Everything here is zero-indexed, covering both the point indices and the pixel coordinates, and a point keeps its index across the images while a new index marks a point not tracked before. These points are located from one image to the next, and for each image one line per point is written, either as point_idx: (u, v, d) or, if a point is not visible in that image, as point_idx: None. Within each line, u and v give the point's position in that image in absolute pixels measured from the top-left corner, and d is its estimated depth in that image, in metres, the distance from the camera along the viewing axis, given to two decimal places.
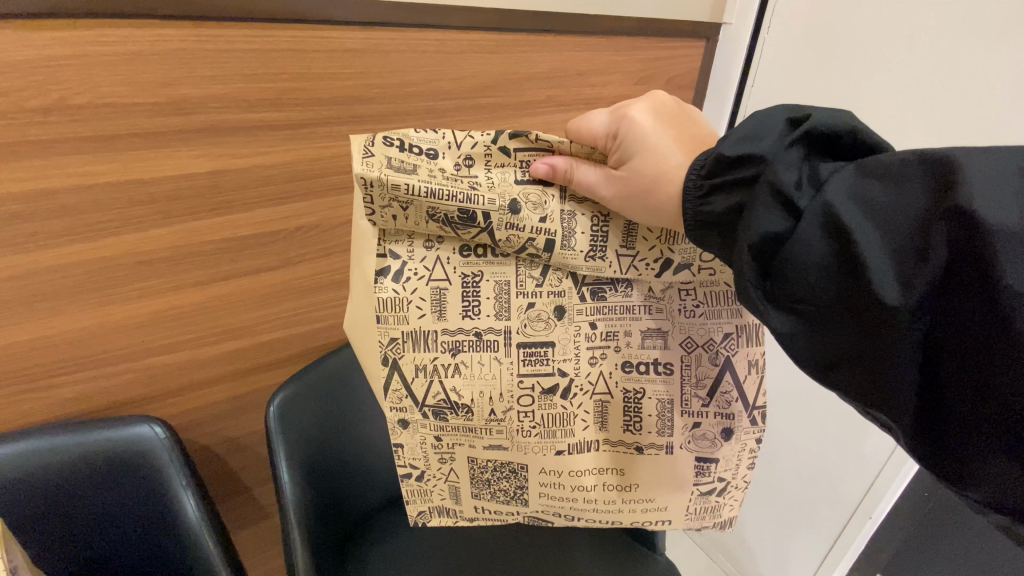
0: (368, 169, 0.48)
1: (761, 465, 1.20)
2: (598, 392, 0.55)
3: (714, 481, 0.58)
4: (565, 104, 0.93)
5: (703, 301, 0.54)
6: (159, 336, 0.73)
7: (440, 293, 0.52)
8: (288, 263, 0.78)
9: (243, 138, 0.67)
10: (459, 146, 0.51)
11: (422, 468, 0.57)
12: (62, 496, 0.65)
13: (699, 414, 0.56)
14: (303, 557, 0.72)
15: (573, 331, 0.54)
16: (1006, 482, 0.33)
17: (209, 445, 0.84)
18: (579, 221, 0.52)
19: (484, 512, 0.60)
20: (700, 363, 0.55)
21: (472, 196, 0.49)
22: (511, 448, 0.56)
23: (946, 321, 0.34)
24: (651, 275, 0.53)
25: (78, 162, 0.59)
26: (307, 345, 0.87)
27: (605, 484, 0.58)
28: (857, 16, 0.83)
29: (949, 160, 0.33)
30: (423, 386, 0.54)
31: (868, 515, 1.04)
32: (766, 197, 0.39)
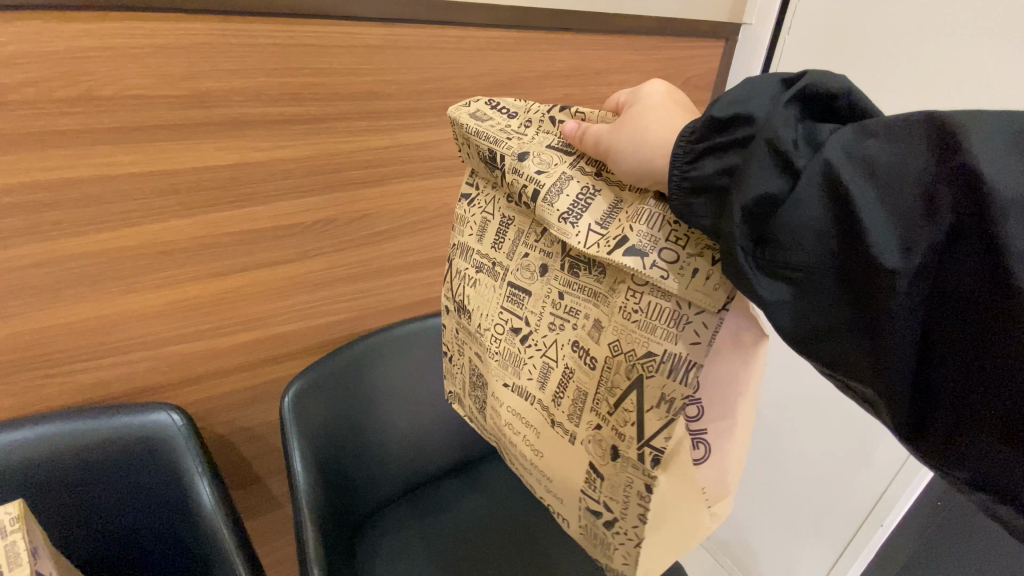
0: (457, 109, 0.56)
1: (771, 469, 1.19)
2: (549, 358, 0.50)
3: (602, 507, 0.48)
4: (582, 102, 0.92)
5: (642, 307, 0.41)
6: (176, 325, 0.74)
7: (484, 223, 0.56)
8: (305, 256, 0.79)
9: (265, 131, 0.68)
10: (529, 113, 0.53)
11: (449, 351, 0.65)
12: (80, 479, 0.66)
13: (602, 418, 0.46)
14: (314, 540, 0.72)
15: (547, 290, 0.50)
16: (994, 454, 0.31)
17: (223, 433, 0.85)
18: (571, 183, 0.47)
19: (473, 416, 0.63)
20: (618, 371, 0.43)
21: (503, 143, 0.51)
22: (484, 364, 0.57)
23: (938, 293, 0.31)
24: (602, 254, 0.43)
25: (104, 153, 0.60)
26: (321, 337, 0.88)
27: (523, 438, 0.53)
28: (877, 17, 0.81)
29: (953, 121, 0.30)
30: (455, 287, 0.59)
31: (881, 523, 1.03)
32: (762, 155, 0.35)
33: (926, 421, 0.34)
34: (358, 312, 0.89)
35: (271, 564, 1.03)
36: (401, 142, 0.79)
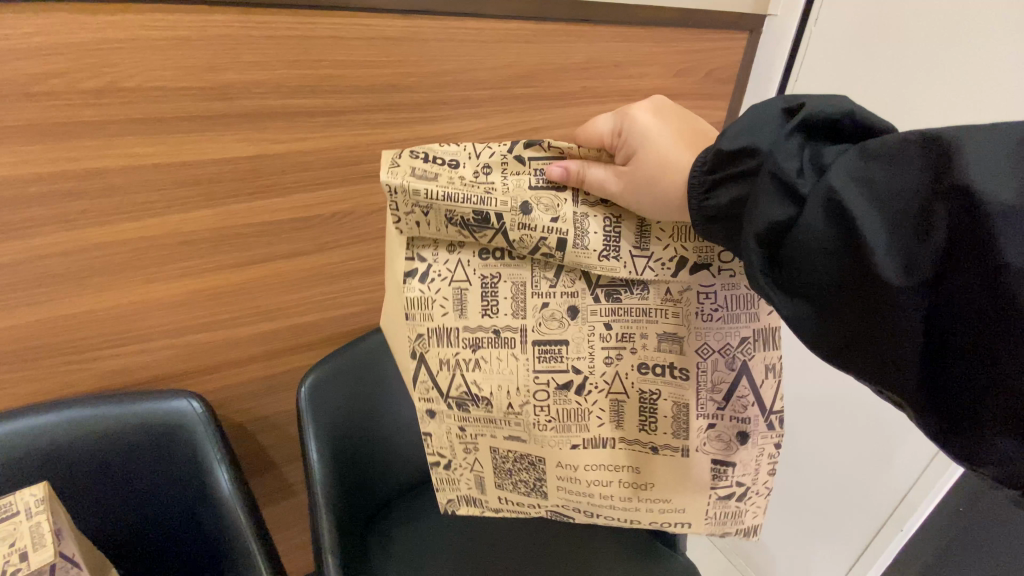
0: (393, 177, 0.52)
1: (788, 471, 1.17)
2: (613, 391, 0.56)
3: (732, 486, 0.59)
4: (601, 95, 0.91)
5: (721, 306, 0.54)
6: (197, 315, 0.75)
7: (462, 292, 0.55)
8: (322, 249, 0.80)
9: (285, 123, 0.68)
10: (478, 156, 0.53)
11: (449, 456, 0.60)
12: (104, 463, 0.68)
13: (715, 416, 0.57)
14: (329, 529, 0.74)
15: (587, 330, 0.55)
16: (1015, 457, 0.33)
17: (242, 422, 0.86)
18: (592, 222, 0.52)
19: (509, 504, 0.62)
20: (717, 369, 0.55)
21: (486, 200, 0.51)
22: (529, 441, 0.58)
23: (949, 310, 0.34)
24: (667, 276, 0.53)
25: (128, 144, 0.61)
26: (338, 329, 0.89)
27: (620, 482, 0.59)
28: (904, 16, 0.80)
29: (947, 140, 0.33)
30: (447, 379, 0.56)
31: (901, 526, 1.01)
32: (769, 187, 0.39)
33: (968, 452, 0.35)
34: (374, 305, 0.90)
35: (286, 551, 1.05)
36: (419, 135, 0.78)
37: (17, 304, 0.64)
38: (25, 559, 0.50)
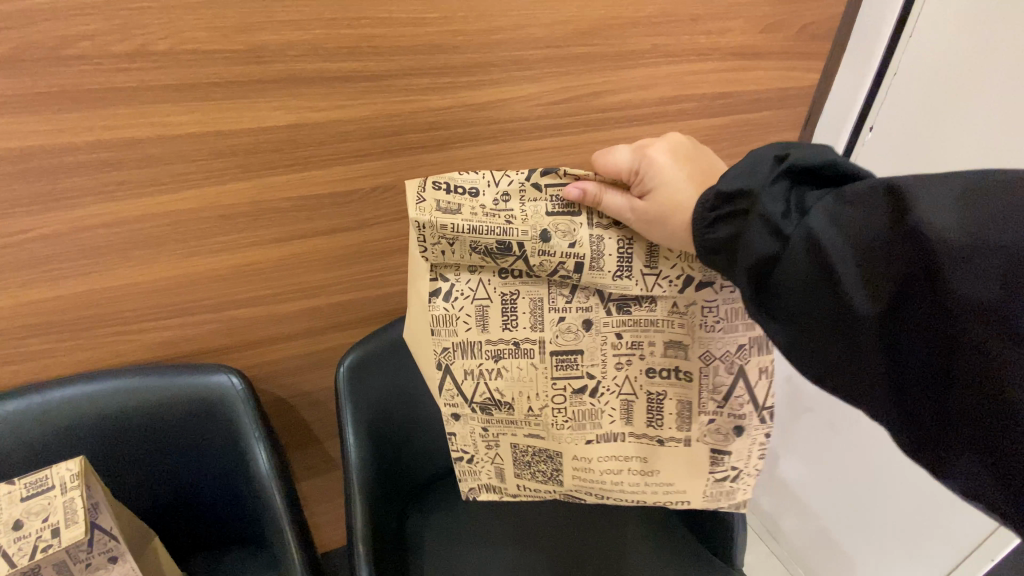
0: (421, 214, 0.49)
1: (862, 485, 1.04)
2: (624, 393, 0.56)
3: (728, 469, 0.57)
4: (675, 55, 0.78)
5: (724, 317, 0.52)
6: (239, 290, 0.73)
7: (484, 310, 0.54)
8: (364, 225, 0.74)
9: (323, 89, 0.62)
10: (496, 184, 0.50)
11: (472, 453, 0.60)
12: (145, 433, 0.69)
13: (714, 414, 0.55)
14: (360, 513, 0.71)
15: (600, 340, 0.54)
16: (978, 479, 0.37)
17: (283, 396, 0.86)
18: (607, 244, 0.50)
19: (525, 491, 0.61)
20: (717, 372, 0.54)
21: (508, 230, 0.49)
22: (547, 437, 0.58)
23: (916, 341, 0.38)
24: (674, 292, 0.52)
25: (163, 111, 0.58)
26: (380, 310, 0.84)
27: (629, 470, 0.58)
28: (948, 61, 0.78)
29: (904, 191, 0.37)
30: (470, 386, 0.56)
31: (991, 557, 0.88)
32: (758, 226, 0.41)
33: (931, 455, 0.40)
34: None
35: (327, 520, 1.06)
36: (468, 102, 0.70)
37: (67, 274, 0.64)
38: (57, 535, 0.52)
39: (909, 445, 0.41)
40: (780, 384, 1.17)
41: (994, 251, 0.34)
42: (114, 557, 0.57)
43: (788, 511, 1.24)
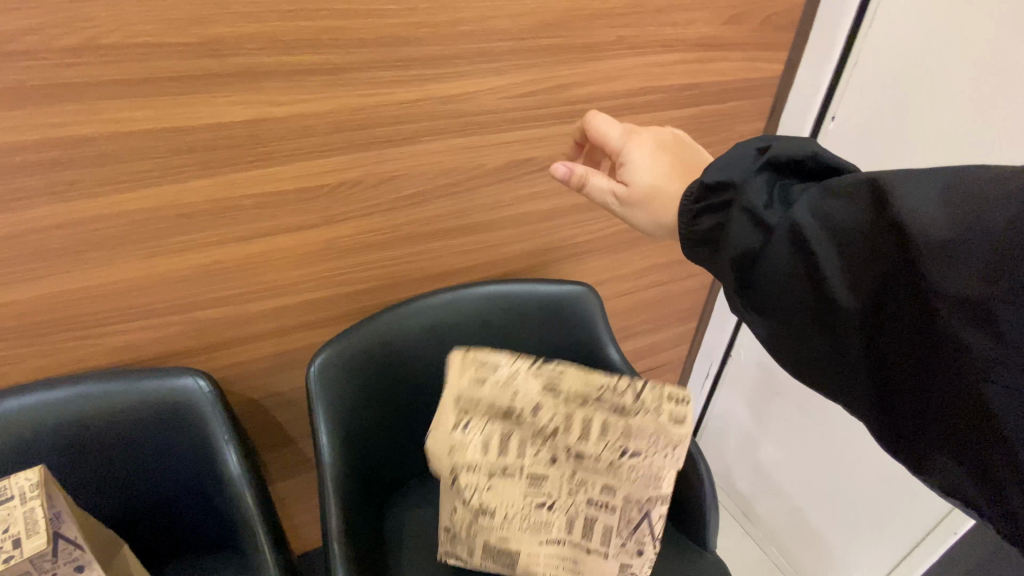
0: (460, 394, 0.68)
1: (832, 465, 1.07)
2: (575, 480, 0.69)
3: (632, 569, 0.71)
4: (641, 47, 0.78)
5: (640, 470, 0.68)
6: (203, 291, 0.72)
7: (506, 421, 0.68)
8: (331, 221, 0.73)
9: (283, 82, 0.61)
10: (523, 372, 0.69)
11: (471, 488, 0.66)
12: (108, 441, 0.67)
13: (629, 537, 0.70)
14: (335, 512, 0.70)
15: (561, 455, 0.68)
16: (949, 460, 0.42)
17: (255, 397, 0.84)
18: (569, 388, 0.69)
19: (490, 554, 0.70)
20: (638, 493, 0.69)
21: (521, 381, 0.68)
22: (509, 537, 0.68)
23: (891, 330, 0.43)
24: (612, 458, 0.68)
25: (114, 108, 0.56)
26: (351, 307, 0.83)
27: (570, 528, 0.70)
28: (945, 99, 0.76)
29: (882, 183, 0.42)
30: (466, 492, 0.66)
31: (955, 529, 0.92)
32: (741, 217, 0.49)
33: (905, 437, 0.44)
34: (388, 281, 0.82)
35: (305, 521, 1.05)
36: (434, 95, 0.69)
37: (18, 278, 0.62)
38: (18, 546, 0.50)
39: (885, 429, 0.46)
40: (752, 369, 1.21)
41: (965, 247, 0.38)
42: (81, 566, 0.56)
43: (760, 493, 1.27)
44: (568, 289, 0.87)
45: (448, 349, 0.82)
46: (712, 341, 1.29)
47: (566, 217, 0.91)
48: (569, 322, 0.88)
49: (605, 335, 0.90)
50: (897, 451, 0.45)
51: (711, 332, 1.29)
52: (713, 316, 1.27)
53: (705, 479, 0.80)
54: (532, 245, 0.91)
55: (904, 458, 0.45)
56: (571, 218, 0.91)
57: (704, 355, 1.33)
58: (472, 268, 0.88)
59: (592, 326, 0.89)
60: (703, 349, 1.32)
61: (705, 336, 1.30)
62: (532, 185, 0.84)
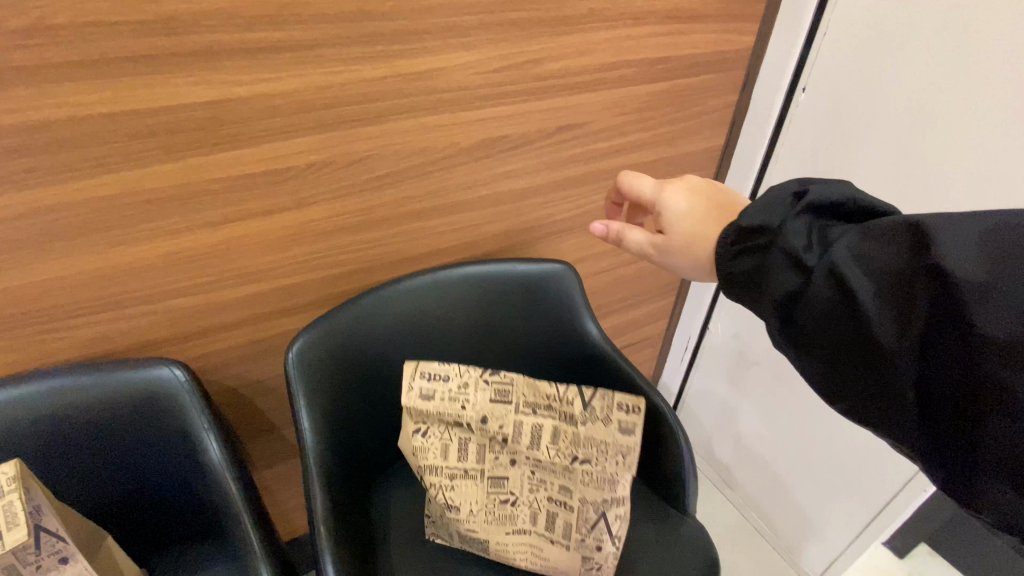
0: (410, 401, 0.69)
1: (808, 431, 1.10)
2: (535, 475, 0.72)
3: (593, 565, 0.71)
4: (612, 20, 0.77)
5: (594, 468, 0.71)
6: (175, 279, 0.70)
7: (458, 422, 0.71)
8: (303, 204, 0.71)
9: (245, 61, 0.59)
10: (466, 376, 0.71)
11: (437, 483, 0.71)
12: (84, 436, 0.66)
13: (586, 536, 0.70)
14: (320, 500, 0.69)
15: (518, 455, 0.72)
16: (1010, 502, 0.40)
17: (235, 385, 0.83)
18: (520, 395, 0.72)
19: (465, 544, 0.74)
20: (592, 490, 0.70)
21: (465, 390, 0.70)
22: (481, 531, 0.71)
23: (938, 368, 0.42)
24: (563, 458, 0.71)
25: (68, 91, 0.54)
26: (329, 291, 0.82)
27: (534, 524, 0.72)
28: (940, 106, 0.75)
29: (924, 227, 0.43)
30: (432, 481, 0.71)
31: (925, 488, 0.94)
32: (780, 259, 0.50)
33: (959, 479, 0.43)
34: (365, 264, 0.82)
35: (293, 506, 1.06)
36: (402, 71, 0.68)
37: None
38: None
39: (940, 469, 0.45)
40: (728, 343, 1.24)
41: (1005, 289, 0.39)
42: (65, 558, 0.56)
43: (740, 462, 1.31)
44: (546, 268, 0.87)
45: (426, 331, 0.82)
46: (690, 316, 1.31)
47: (543, 194, 0.90)
48: (547, 300, 0.88)
49: (583, 312, 0.90)
50: (953, 492, 0.44)
51: (688, 307, 1.31)
52: (691, 291, 1.29)
53: (683, 448, 0.82)
54: (509, 224, 0.91)
55: (957, 499, 0.44)
56: (548, 196, 0.91)
57: (683, 329, 1.35)
58: (450, 249, 0.88)
59: (570, 304, 0.89)
60: (681, 323, 1.35)
61: (683, 310, 1.33)
62: (506, 163, 0.83)
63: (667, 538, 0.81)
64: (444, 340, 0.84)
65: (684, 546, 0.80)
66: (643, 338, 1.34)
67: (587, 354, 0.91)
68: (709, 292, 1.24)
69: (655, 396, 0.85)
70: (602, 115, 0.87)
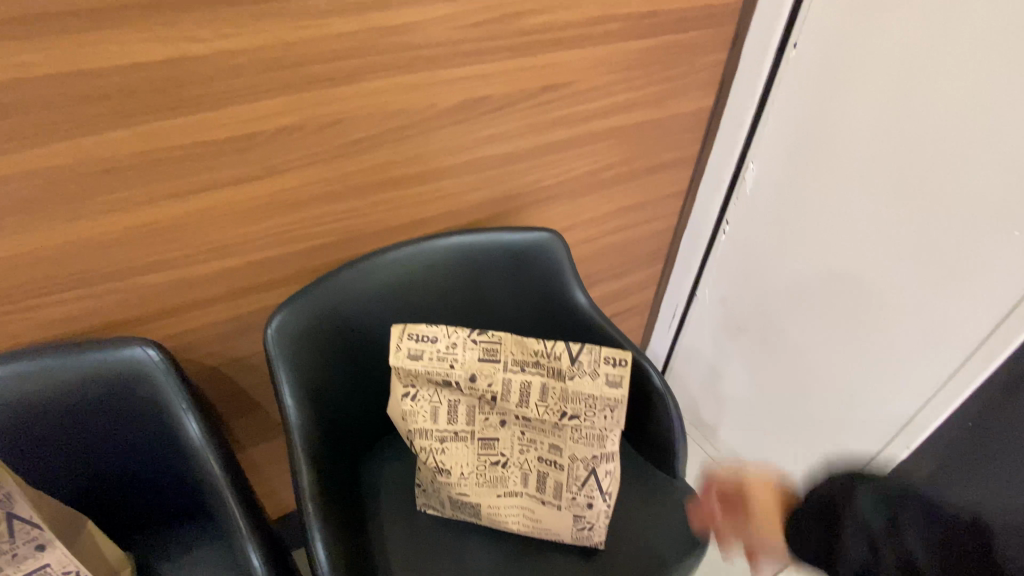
0: (397, 361, 0.67)
1: (795, 391, 1.11)
2: (525, 437, 0.71)
3: (585, 521, 0.71)
4: None
5: (584, 425, 0.69)
6: (141, 255, 0.67)
7: (446, 384, 0.69)
8: (274, 172, 0.68)
9: (201, 15, 0.55)
10: (453, 336, 0.68)
11: (428, 448, 0.70)
12: (55, 421, 0.63)
13: (577, 494, 0.70)
14: (306, 474, 0.68)
15: (507, 415, 0.70)
16: None
17: (214, 364, 0.81)
18: (507, 352, 0.69)
19: (457, 509, 0.73)
20: (582, 447, 0.69)
21: (453, 349, 0.68)
22: (472, 494, 0.71)
23: None
24: (552, 414, 0.69)
25: (6, 49, 0.49)
26: (308, 265, 0.79)
27: (525, 483, 0.72)
28: (932, 110, 0.76)
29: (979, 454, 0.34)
30: (423, 447, 0.70)
31: (907, 444, 0.95)
32: None
33: None
34: (344, 235, 0.78)
35: (283, 483, 1.04)
36: (375, 26, 0.63)
37: None
38: None
39: None
40: (715, 307, 1.23)
41: None
42: (41, 543, 0.54)
43: (727, 425, 1.32)
44: (532, 235, 0.85)
45: (411, 302, 0.80)
46: (677, 283, 1.31)
47: (528, 159, 0.87)
48: (534, 269, 0.86)
49: (571, 280, 0.88)
50: None
51: (675, 275, 1.30)
52: (678, 259, 1.28)
53: (672, 412, 0.82)
54: (494, 191, 0.88)
55: None
56: (533, 161, 0.88)
57: (670, 297, 1.35)
58: (433, 218, 0.85)
59: (557, 272, 0.87)
60: (669, 291, 1.34)
61: (671, 277, 1.32)
62: (489, 126, 0.80)
63: (657, 501, 0.81)
64: (429, 312, 0.82)
65: (675, 508, 0.80)
66: (631, 307, 1.34)
67: (576, 322, 0.89)
68: (696, 258, 1.23)
69: (644, 361, 0.84)
70: (588, 74, 0.83)
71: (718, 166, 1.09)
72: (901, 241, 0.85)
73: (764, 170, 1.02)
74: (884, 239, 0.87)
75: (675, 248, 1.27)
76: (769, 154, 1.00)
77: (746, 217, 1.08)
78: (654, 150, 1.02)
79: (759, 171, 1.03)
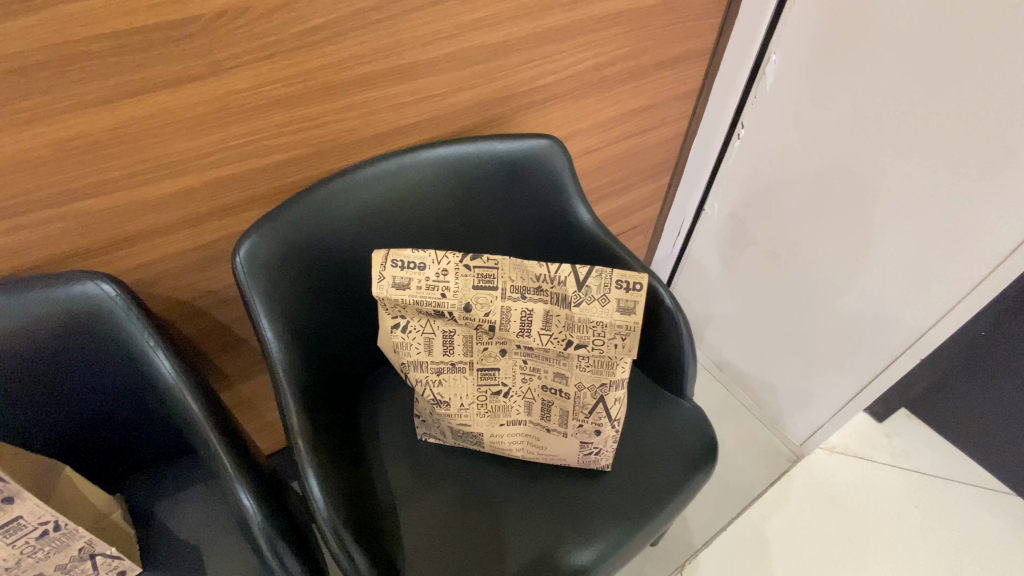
0: (380, 292, 0.60)
1: (803, 306, 1.06)
2: (527, 367, 0.66)
3: (593, 446, 0.68)
4: None
5: (592, 354, 0.63)
6: (77, 176, 0.57)
7: (438, 315, 0.62)
8: (221, 70, 0.57)
9: None
10: (443, 262, 0.60)
11: (425, 381, 0.65)
12: (9, 370, 0.57)
13: (583, 421, 0.66)
14: (294, 412, 0.63)
15: (508, 345, 0.65)
16: None
17: (187, 299, 0.74)
18: (505, 278, 0.61)
19: (459, 439, 0.70)
20: (590, 376, 0.64)
21: (444, 277, 0.60)
22: (473, 424, 0.68)
23: None
24: (556, 344, 0.63)
25: None
26: (277, 183, 0.70)
27: (529, 412, 0.68)
28: (975, 37, 0.68)
29: None
30: (419, 380, 0.65)
31: (917, 357, 0.92)
32: None
33: None
34: (315, 147, 0.69)
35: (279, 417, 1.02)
36: None
37: None
38: None
39: None
40: (724, 222, 1.16)
41: None
42: (9, 496, 0.49)
43: (729, 342, 1.29)
44: (530, 144, 0.75)
45: (396, 224, 0.72)
46: (685, 197, 1.22)
47: (520, 52, 0.76)
48: (532, 182, 0.77)
49: (573, 194, 0.80)
50: None
51: (683, 188, 1.22)
52: (687, 169, 1.19)
53: (683, 332, 0.77)
54: (483, 92, 0.77)
55: None
56: (527, 53, 0.76)
57: (676, 213, 1.27)
58: (415, 125, 0.75)
59: (558, 185, 0.79)
60: (675, 206, 1.26)
61: (678, 190, 1.23)
62: (474, 9, 0.67)
63: (663, 422, 0.78)
64: (419, 234, 0.74)
65: (682, 428, 0.78)
66: (634, 225, 1.26)
67: (579, 240, 0.82)
68: (706, 168, 1.14)
69: (654, 280, 0.78)
70: None
71: (736, 60, 0.98)
72: (935, 142, 0.76)
73: (787, 63, 0.91)
74: (914, 141, 0.78)
75: (684, 158, 1.17)
76: (794, 44, 0.88)
77: (763, 120, 0.98)
78: (663, 42, 0.90)
79: (781, 65, 0.92)
